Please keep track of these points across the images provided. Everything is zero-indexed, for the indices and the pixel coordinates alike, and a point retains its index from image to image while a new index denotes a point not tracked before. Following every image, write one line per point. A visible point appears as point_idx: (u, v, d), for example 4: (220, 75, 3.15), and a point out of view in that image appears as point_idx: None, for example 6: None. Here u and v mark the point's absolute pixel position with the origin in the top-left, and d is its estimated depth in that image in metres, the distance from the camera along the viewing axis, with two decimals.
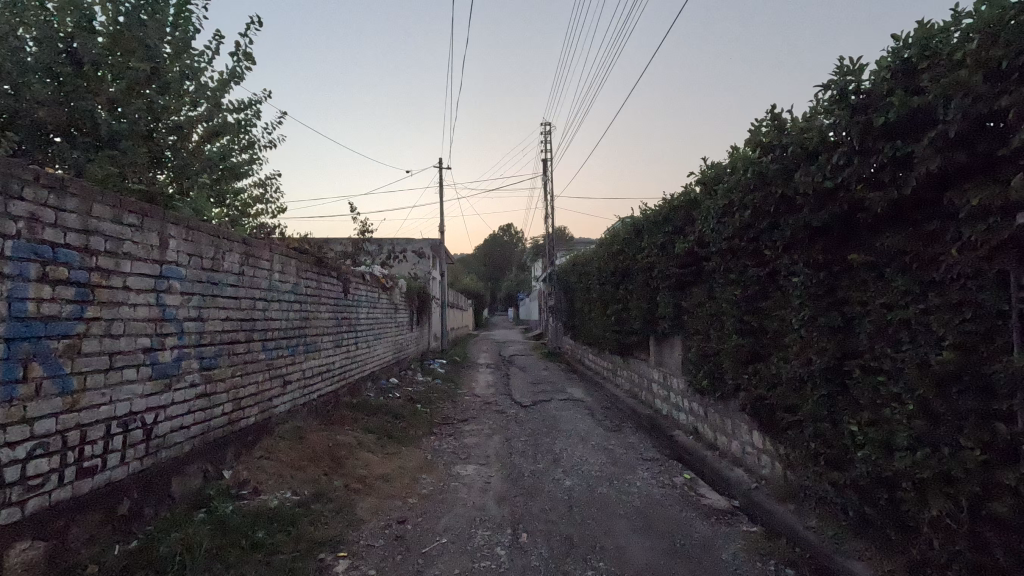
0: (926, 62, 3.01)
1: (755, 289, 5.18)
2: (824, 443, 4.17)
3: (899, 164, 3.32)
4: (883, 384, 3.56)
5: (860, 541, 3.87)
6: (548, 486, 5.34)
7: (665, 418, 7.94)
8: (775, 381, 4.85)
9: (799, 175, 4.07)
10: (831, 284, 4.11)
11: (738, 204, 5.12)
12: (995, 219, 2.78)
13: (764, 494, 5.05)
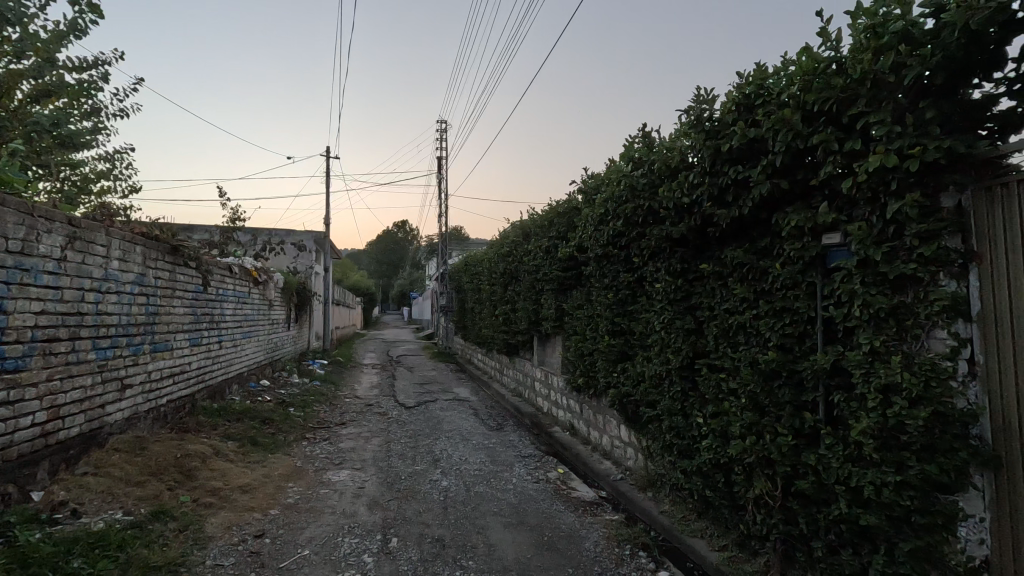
0: (760, 99, 3.47)
1: (625, 294, 5.58)
2: (677, 434, 4.60)
3: (740, 186, 3.77)
4: (724, 380, 4.01)
5: (702, 521, 4.32)
6: (425, 487, 5.27)
7: (545, 415, 8.26)
8: (639, 379, 5.27)
9: (662, 190, 4.46)
10: (687, 291, 4.56)
11: (612, 214, 5.48)
12: (808, 239, 3.27)
13: (628, 484, 5.45)
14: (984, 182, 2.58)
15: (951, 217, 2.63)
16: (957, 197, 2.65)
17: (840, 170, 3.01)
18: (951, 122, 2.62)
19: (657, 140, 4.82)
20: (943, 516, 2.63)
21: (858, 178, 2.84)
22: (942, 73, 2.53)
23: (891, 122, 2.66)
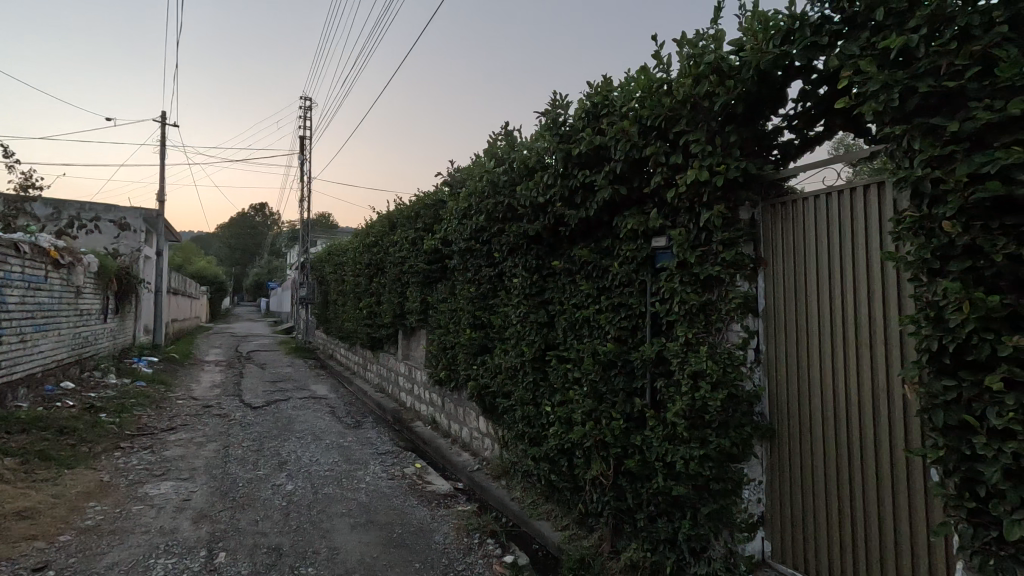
0: (606, 110, 3.75)
1: (486, 288, 5.68)
2: (528, 423, 4.82)
3: (587, 189, 4.04)
4: (570, 370, 4.29)
5: (548, 504, 4.58)
6: (265, 494, 4.84)
7: (408, 410, 8.12)
8: (496, 371, 5.41)
9: (521, 188, 4.62)
10: (541, 286, 4.78)
11: (475, 208, 5.54)
12: (641, 241, 3.62)
13: (483, 474, 5.57)
14: (769, 201, 3.10)
15: (746, 228, 3.11)
16: (751, 211, 3.15)
17: (666, 181, 3.37)
18: (749, 147, 3.09)
19: (518, 139, 4.98)
20: (733, 482, 3.10)
21: (679, 189, 3.21)
22: (743, 104, 2.96)
23: (705, 141, 3.04)
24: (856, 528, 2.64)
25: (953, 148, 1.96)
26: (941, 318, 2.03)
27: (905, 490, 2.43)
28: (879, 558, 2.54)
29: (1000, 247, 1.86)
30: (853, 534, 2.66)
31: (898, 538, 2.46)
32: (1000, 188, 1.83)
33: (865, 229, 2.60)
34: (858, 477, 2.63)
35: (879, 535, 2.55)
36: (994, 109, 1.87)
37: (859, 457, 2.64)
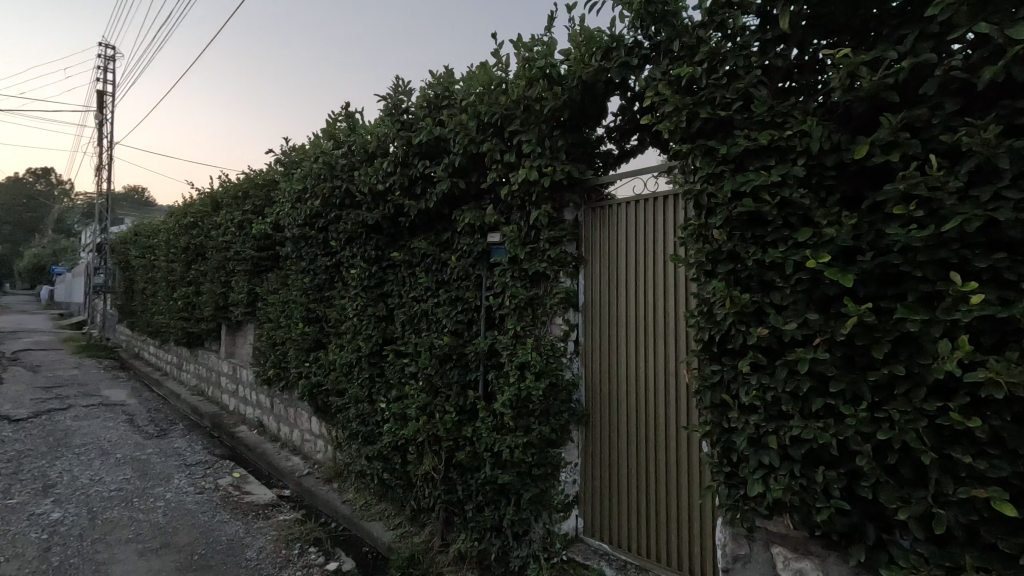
0: (446, 102, 3.72)
1: (321, 278, 5.28)
2: (362, 421, 4.60)
3: (427, 180, 3.97)
4: (406, 364, 4.18)
5: (382, 503, 4.43)
6: (16, 527, 3.88)
7: (230, 414, 7.23)
8: (330, 367, 5.07)
9: (360, 174, 4.38)
10: (380, 278, 4.59)
11: (311, 192, 5.11)
12: (477, 235, 3.67)
13: (314, 478, 5.17)
14: (590, 203, 3.35)
15: (570, 227, 3.32)
16: (575, 212, 3.38)
17: (501, 178, 3.46)
18: (574, 152, 3.32)
19: (359, 122, 4.72)
20: (552, 466, 3.30)
21: (512, 186, 3.31)
22: (568, 111, 3.16)
23: (535, 143, 3.19)
24: (650, 498, 2.98)
25: (721, 168, 2.31)
26: (710, 313, 2.37)
27: (686, 461, 2.80)
28: (665, 522, 2.90)
29: (751, 253, 2.23)
30: (647, 505, 3.00)
31: (681, 503, 2.83)
32: (752, 204, 2.19)
33: (664, 234, 2.96)
34: (653, 454, 2.97)
35: (667, 503, 2.91)
36: (750, 138, 2.24)
37: (653, 435, 2.98)
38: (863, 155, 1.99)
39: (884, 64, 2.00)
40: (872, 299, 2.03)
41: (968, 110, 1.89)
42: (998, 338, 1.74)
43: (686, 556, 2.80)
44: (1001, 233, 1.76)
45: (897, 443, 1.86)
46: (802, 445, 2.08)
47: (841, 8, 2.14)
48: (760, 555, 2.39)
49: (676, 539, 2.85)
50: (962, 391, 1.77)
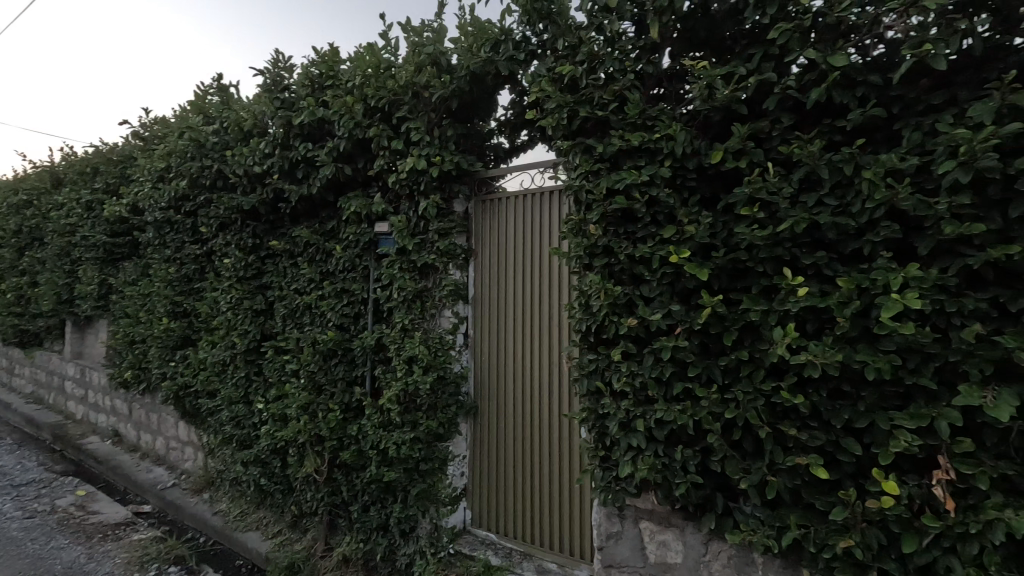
0: (331, 82, 3.51)
1: (190, 269, 4.75)
2: (237, 424, 4.22)
3: (310, 164, 3.72)
4: (287, 361, 3.89)
5: (259, 511, 4.11)
6: None
7: (77, 424, 6.28)
8: (199, 367, 4.58)
9: (233, 154, 3.99)
10: (258, 268, 4.22)
11: (176, 171, 4.56)
12: (364, 224, 3.50)
13: (180, 490, 4.66)
14: (480, 195, 3.35)
15: (459, 218, 3.29)
16: (464, 203, 3.36)
17: (389, 165, 3.33)
18: (464, 144, 3.32)
19: (234, 97, 4.30)
20: (439, 460, 3.27)
21: (399, 174, 3.20)
22: (457, 101, 3.13)
23: (424, 131, 3.11)
24: (536, 487, 3.06)
25: (598, 165, 2.42)
26: (588, 305, 2.48)
27: (568, 448, 2.91)
28: (550, 510, 2.99)
29: (623, 248, 2.36)
30: (531, 493, 3.08)
31: (563, 489, 2.94)
32: (624, 201, 2.32)
33: (549, 228, 3.04)
34: (537, 443, 3.06)
35: (552, 490, 2.99)
36: (623, 139, 2.37)
37: (538, 425, 3.06)
38: (718, 160, 2.18)
39: (735, 78, 2.21)
40: (724, 291, 2.25)
41: (800, 126, 2.15)
42: (818, 325, 2.01)
43: (569, 539, 2.91)
44: (822, 234, 2.03)
45: (741, 420, 2.07)
46: (664, 427, 2.25)
47: (702, 24, 2.32)
48: (630, 531, 2.55)
49: (559, 524, 2.95)
50: (790, 372, 2.02)
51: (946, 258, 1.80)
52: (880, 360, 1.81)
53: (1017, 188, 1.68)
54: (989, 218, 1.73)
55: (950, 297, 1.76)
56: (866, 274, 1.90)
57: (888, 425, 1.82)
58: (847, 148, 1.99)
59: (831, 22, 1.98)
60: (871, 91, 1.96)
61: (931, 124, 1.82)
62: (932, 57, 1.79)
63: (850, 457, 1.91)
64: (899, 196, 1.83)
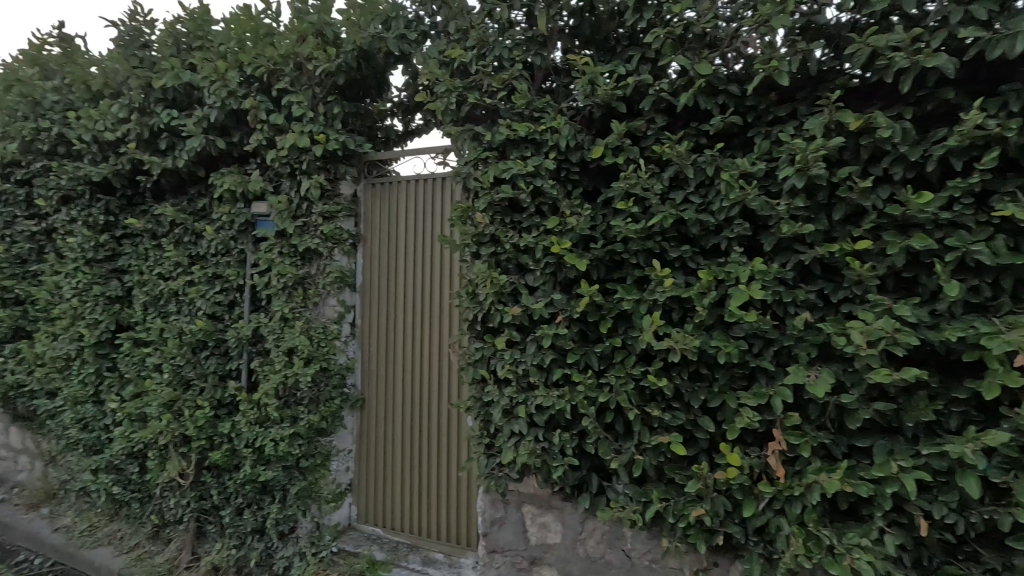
0: (200, 43, 3.15)
1: (24, 249, 4.05)
2: (85, 428, 3.68)
3: (176, 134, 3.32)
4: (147, 355, 3.46)
5: (112, 524, 3.63)
6: None
7: None
8: (35, 364, 3.92)
9: (78, 116, 3.44)
10: (113, 250, 3.71)
11: (4, 132, 3.85)
12: (240, 204, 3.20)
13: (10, 507, 3.99)
14: (371, 178, 3.26)
15: (347, 202, 3.16)
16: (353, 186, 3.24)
17: (267, 141, 3.07)
18: (353, 123, 3.18)
19: (82, 51, 3.71)
20: (321, 455, 3.10)
21: (279, 151, 2.96)
22: (345, 77, 2.96)
23: (306, 106, 2.91)
24: (422, 478, 3.03)
25: (485, 153, 2.42)
26: (474, 294, 2.48)
27: (455, 437, 2.92)
28: (436, 500, 2.99)
29: (508, 237, 2.39)
30: (418, 485, 3.04)
31: (450, 479, 2.95)
32: (510, 191, 2.34)
33: (439, 215, 3.03)
34: (425, 434, 3.03)
35: (438, 480, 2.99)
36: (511, 128, 2.39)
37: (425, 416, 3.03)
38: (598, 155, 2.28)
39: (615, 78, 2.31)
40: (602, 281, 2.36)
41: (671, 128, 2.30)
42: (682, 313, 2.17)
43: (454, 528, 2.93)
44: (687, 230, 2.19)
45: (612, 403, 2.19)
46: (544, 412, 2.32)
47: (588, 22, 2.39)
48: (513, 515, 2.61)
49: (445, 513, 2.96)
50: (657, 357, 2.16)
51: (785, 254, 2.03)
52: (730, 346, 1.99)
53: (839, 194, 1.93)
54: (818, 220, 1.97)
55: (786, 289, 1.99)
56: (721, 267, 2.09)
57: (735, 403, 2.02)
58: (709, 151, 2.16)
59: (698, 32, 2.12)
60: (730, 100, 2.14)
61: (776, 133, 2.03)
62: (777, 73, 1.98)
63: (704, 434, 2.09)
64: (749, 197, 2.02)
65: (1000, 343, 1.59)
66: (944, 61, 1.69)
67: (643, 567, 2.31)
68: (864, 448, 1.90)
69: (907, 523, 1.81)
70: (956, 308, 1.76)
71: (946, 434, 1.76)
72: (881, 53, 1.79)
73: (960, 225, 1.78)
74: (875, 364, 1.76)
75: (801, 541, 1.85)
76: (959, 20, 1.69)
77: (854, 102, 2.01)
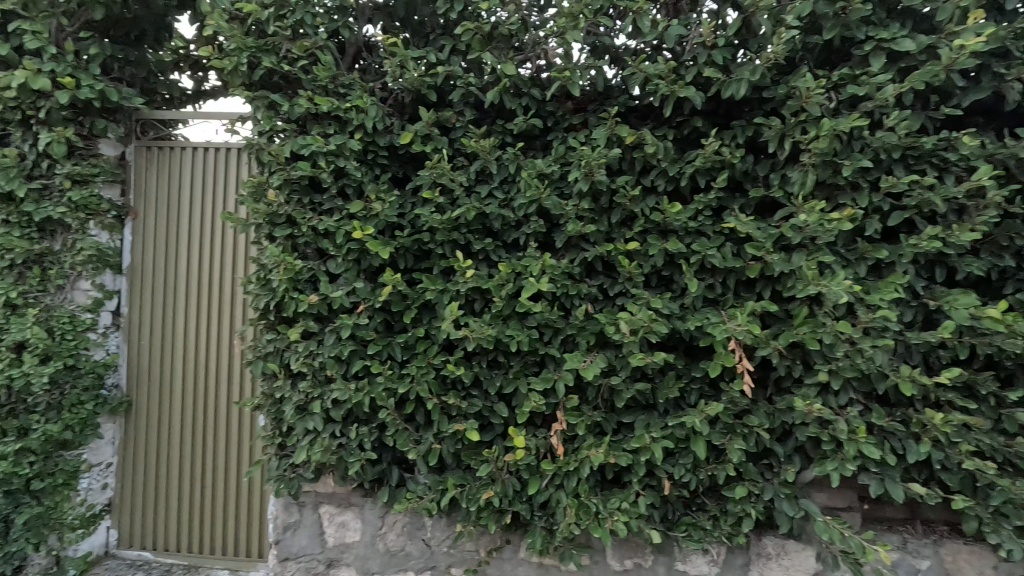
0: None
1: None
2: None
3: None
4: None
5: None
6: None
7: None
8: None
9: None
10: None
11: None
12: None
13: None
14: (144, 141, 2.79)
15: (110, 164, 2.64)
16: (120, 147, 2.74)
17: None
18: (119, 71, 2.68)
19: None
20: (64, 474, 2.49)
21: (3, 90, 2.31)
22: (104, 12, 2.44)
23: (47, 38, 2.32)
24: (203, 488, 2.71)
25: (282, 126, 2.21)
26: (267, 280, 2.26)
27: (244, 438, 2.68)
28: (219, 511, 2.69)
29: (307, 220, 2.22)
30: (200, 494, 2.72)
31: (237, 485, 2.69)
32: (308, 168, 2.16)
33: (230, 192, 2.75)
34: (208, 436, 2.72)
35: (223, 488, 2.71)
36: (312, 102, 2.21)
37: (209, 416, 2.71)
38: (407, 141, 2.22)
39: (426, 65, 2.28)
40: (408, 271, 2.32)
41: (480, 123, 2.36)
42: (483, 304, 2.23)
43: (242, 540, 2.67)
44: (490, 223, 2.26)
45: (412, 394, 2.17)
46: (342, 406, 2.21)
47: (400, 2, 2.31)
48: (308, 518, 2.43)
49: (230, 526, 2.67)
50: (457, 346, 2.20)
51: (573, 251, 2.22)
52: (522, 334, 2.11)
53: (616, 199, 2.16)
54: (599, 221, 2.19)
55: (572, 283, 2.17)
56: (519, 261, 2.20)
57: (525, 389, 2.15)
58: (512, 149, 2.26)
59: (503, 33, 2.19)
60: (532, 103, 2.26)
61: (568, 139, 2.19)
62: (570, 83, 2.14)
63: (499, 419, 2.20)
64: (543, 196, 2.16)
65: (720, 330, 1.94)
66: (692, 93, 2.00)
67: (441, 553, 2.35)
68: (628, 423, 2.17)
69: (656, 485, 2.12)
70: (697, 301, 2.11)
71: (686, 408, 2.11)
72: (650, 80, 2.06)
73: (702, 232, 2.13)
74: (635, 350, 2.03)
75: (574, 510, 2.05)
76: (704, 61, 2.02)
77: (633, 119, 2.28)
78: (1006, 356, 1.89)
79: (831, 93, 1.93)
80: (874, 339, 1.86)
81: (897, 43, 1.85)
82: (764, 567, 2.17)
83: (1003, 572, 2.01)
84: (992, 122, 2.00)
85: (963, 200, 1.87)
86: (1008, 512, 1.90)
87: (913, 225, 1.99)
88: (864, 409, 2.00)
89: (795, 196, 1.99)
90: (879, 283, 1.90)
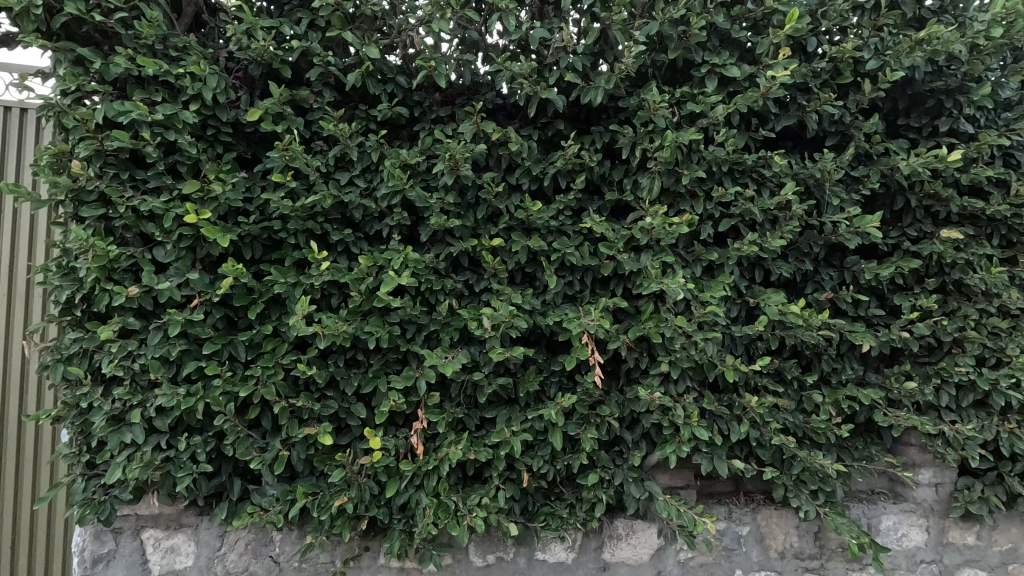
0: None
1: None
2: None
3: None
4: None
5: None
6: None
7: None
8: None
9: None
10: None
11: None
12: None
13: None
14: None
15: None
16: None
17: None
18: None
19: None
20: None
21: None
22: None
23: None
24: None
25: (93, 86, 1.87)
26: (70, 268, 1.90)
27: (45, 439, 2.68)
28: (10, 529, 2.61)
29: (125, 200, 1.90)
30: None
31: (32, 489, 2.65)
32: (126, 139, 1.86)
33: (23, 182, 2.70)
34: None
35: (17, 495, 2.63)
36: (134, 63, 1.90)
37: None
38: (255, 119, 2.01)
39: (279, 37, 2.08)
40: (255, 263, 2.11)
41: (341, 106, 2.22)
42: (341, 298, 2.09)
43: (38, 545, 2.64)
44: (350, 213, 2.12)
45: (256, 398, 1.96)
46: (169, 414, 1.94)
47: None
48: (127, 546, 2.09)
49: (24, 531, 2.63)
50: (310, 345, 2.03)
51: (438, 246, 2.17)
52: (382, 331, 2.01)
53: (481, 195, 2.16)
54: (465, 216, 2.17)
55: (437, 278, 2.12)
56: (381, 254, 2.09)
57: (384, 387, 2.06)
58: (375, 136, 2.15)
59: (366, 13, 2.08)
60: (398, 90, 2.18)
61: (435, 131, 2.14)
62: (436, 73, 2.09)
63: (356, 421, 2.08)
64: (407, 187, 2.08)
65: (576, 325, 2.02)
66: (553, 95, 2.07)
67: (290, 569, 2.17)
68: (491, 418, 2.18)
69: (516, 478, 2.16)
70: (558, 298, 2.18)
71: (546, 400, 2.17)
72: (515, 78, 2.09)
73: (563, 232, 2.21)
74: (496, 345, 2.04)
75: (433, 510, 2.01)
76: (565, 66, 2.10)
77: (500, 117, 2.30)
78: (806, 346, 2.22)
79: (674, 108, 2.11)
80: (705, 332, 2.07)
81: (726, 68, 2.08)
82: (614, 547, 2.31)
83: (802, 529, 2.37)
84: (798, 146, 2.35)
85: (775, 211, 2.17)
86: (805, 479, 2.24)
87: (738, 231, 2.26)
88: (698, 396, 2.22)
89: (643, 201, 2.15)
90: (710, 282, 2.13)
